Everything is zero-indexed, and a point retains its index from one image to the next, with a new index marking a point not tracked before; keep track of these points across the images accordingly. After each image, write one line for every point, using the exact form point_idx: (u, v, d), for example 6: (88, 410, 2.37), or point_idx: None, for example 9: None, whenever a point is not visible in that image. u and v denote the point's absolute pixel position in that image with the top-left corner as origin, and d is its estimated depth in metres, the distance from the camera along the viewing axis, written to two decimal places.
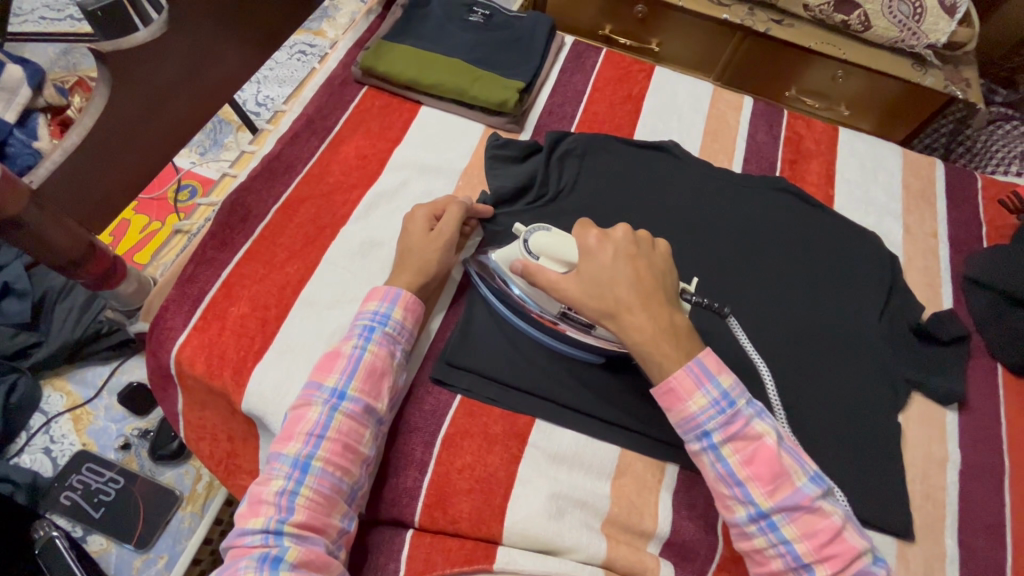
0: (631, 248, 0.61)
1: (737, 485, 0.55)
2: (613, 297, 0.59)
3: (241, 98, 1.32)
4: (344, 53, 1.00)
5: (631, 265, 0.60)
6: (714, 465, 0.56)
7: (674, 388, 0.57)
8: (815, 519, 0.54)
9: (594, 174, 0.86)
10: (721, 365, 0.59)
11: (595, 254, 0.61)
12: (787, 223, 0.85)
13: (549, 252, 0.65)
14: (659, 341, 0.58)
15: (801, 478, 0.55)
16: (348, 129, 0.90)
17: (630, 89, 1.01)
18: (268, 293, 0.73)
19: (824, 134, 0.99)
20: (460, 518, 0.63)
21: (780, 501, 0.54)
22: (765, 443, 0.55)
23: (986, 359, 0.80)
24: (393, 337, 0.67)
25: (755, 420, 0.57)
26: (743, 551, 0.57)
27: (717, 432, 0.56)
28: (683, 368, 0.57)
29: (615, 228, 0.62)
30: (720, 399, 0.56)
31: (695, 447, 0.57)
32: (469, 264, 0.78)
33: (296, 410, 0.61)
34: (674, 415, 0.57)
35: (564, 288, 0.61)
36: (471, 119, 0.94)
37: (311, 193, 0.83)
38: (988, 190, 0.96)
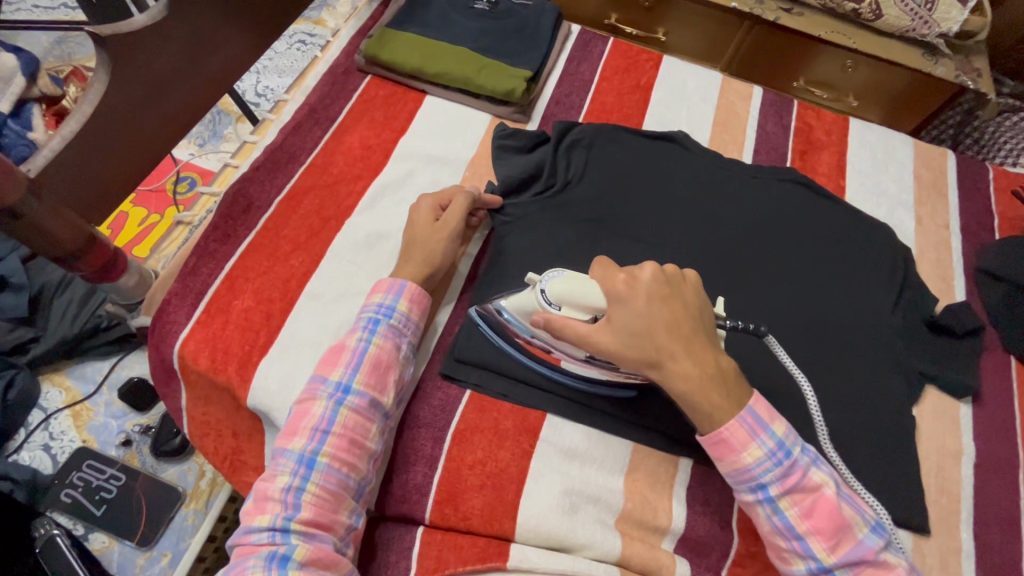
0: (663, 290, 0.56)
1: (797, 540, 0.54)
2: (655, 346, 0.55)
3: (240, 88, 1.29)
4: (347, 41, 0.98)
5: (666, 308, 0.56)
6: (771, 518, 0.56)
7: (727, 439, 0.55)
8: (879, 572, 0.54)
9: (603, 164, 0.84)
10: (774, 413, 0.57)
11: (628, 301, 0.56)
12: (799, 214, 0.84)
13: (572, 302, 0.59)
14: (707, 389, 0.55)
15: (864, 530, 0.54)
16: (352, 119, 0.88)
17: (638, 79, 0.99)
18: (272, 286, 0.72)
19: (835, 125, 0.98)
20: (471, 515, 0.62)
21: (843, 556, 0.53)
22: (825, 495, 0.54)
23: (1000, 351, 0.79)
24: (398, 329, 0.65)
25: (812, 470, 0.56)
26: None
27: (774, 485, 0.55)
28: (737, 420, 0.55)
29: (642, 268, 0.57)
30: (775, 450, 0.55)
31: (749, 499, 0.56)
32: (474, 310, 0.70)
33: (300, 405, 0.60)
34: (727, 466, 0.56)
35: (599, 340, 0.56)
36: (476, 109, 0.92)
37: (315, 184, 0.81)
38: (1000, 181, 0.95)
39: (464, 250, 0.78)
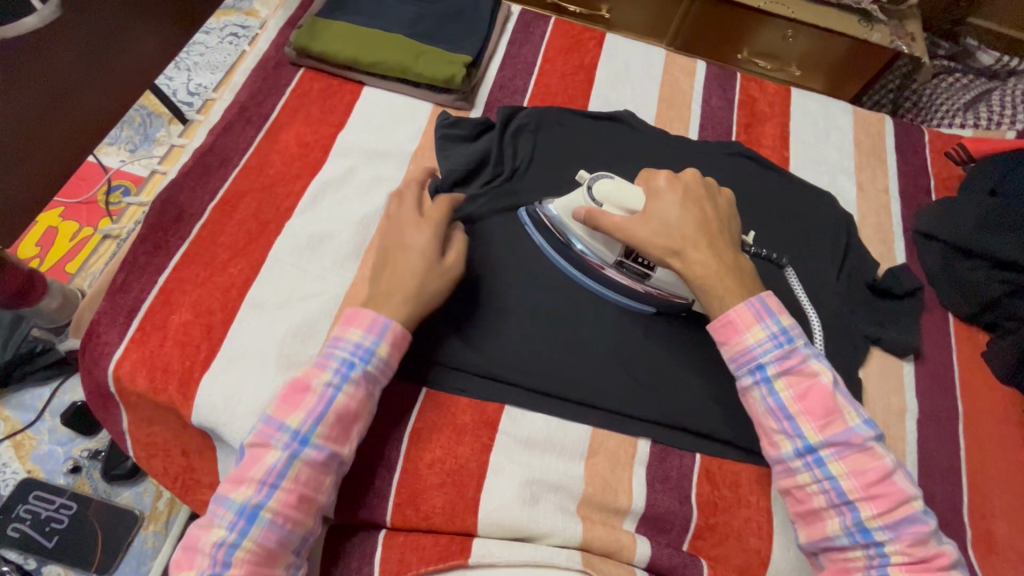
0: (698, 193, 0.65)
1: (788, 419, 0.57)
2: (681, 236, 0.61)
3: (170, 89, 1.22)
4: (275, 33, 0.93)
5: (699, 208, 0.63)
6: (765, 399, 0.58)
7: (733, 321, 0.59)
8: (865, 459, 0.55)
9: (549, 149, 0.83)
10: (781, 307, 0.60)
11: (663, 196, 0.64)
12: (744, 187, 0.85)
13: (614, 198, 0.64)
14: (722, 275, 0.61)
15: (855, 419, 0.56)
16: (286, 115, 0.84)
17: (581, 58, 0.98)
18: (210, 297, 0.69)
19: (777, 96, 0.99)
20: (433, 514, 0.62)
21: (830, 438, 0.55)
22: (821, 380, 0.57)
23: (939, 309, 0.82)
24: (373, 376, 0.59)
25: (813, 359, 0.58)
26: (785, 490, 0.58)
27: (773, 366, 0.58)
28: (744, 303, 0.60)
29: (684, 173, 0.66)
30: (778, 334, 0.58)
31: (747, 382, 0.59)
32: (523, 209, 0.77)
33: (253, 448, 0.56)
34: (730, 347, 0.60)
35: (632, 230, 0.63)
36: (417, 98, 0.89)
37: (250, 187, 0.77)
38: (935, 143, 0.98)
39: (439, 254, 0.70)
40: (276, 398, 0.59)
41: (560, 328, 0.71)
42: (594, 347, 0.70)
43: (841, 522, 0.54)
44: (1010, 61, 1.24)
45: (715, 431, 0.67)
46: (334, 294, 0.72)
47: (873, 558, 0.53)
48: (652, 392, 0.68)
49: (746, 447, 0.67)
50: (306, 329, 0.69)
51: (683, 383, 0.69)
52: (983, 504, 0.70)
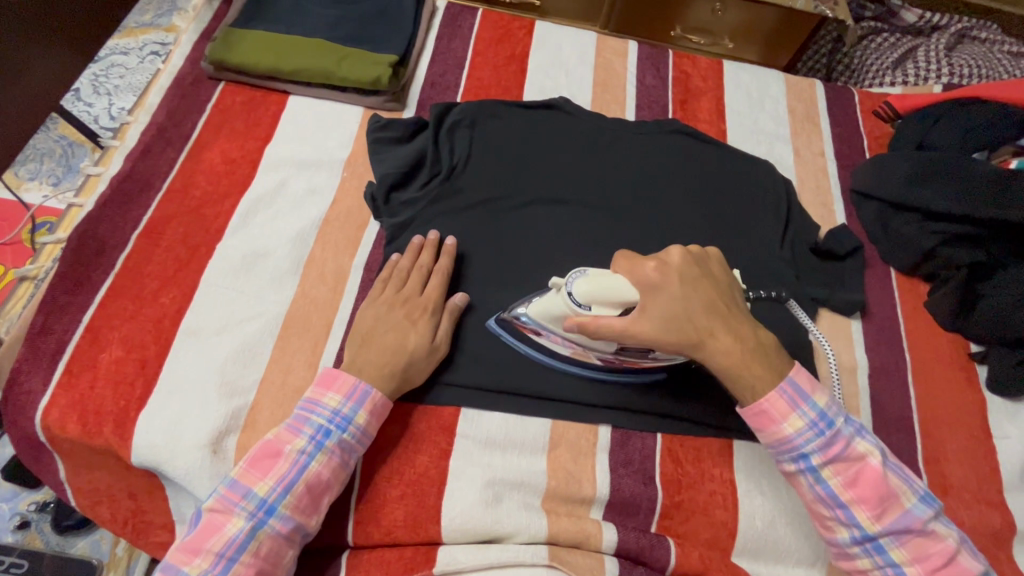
0: (692, 271, 0.60)
1: (841, 508, 0.56)
2: (696, 327, 0.58)
3: (91, 115, 1.17)
4: (190, 47, 0.89)
5: (699, 289, 0.59)
6: (813, 487, 0.57)
7: (767, 410, 0.58)
8: (927, 542, 0.56)
9: (488, 142, 0.82)
10: (814, 384, 0.59)
11: (662, 290, 0.58)
12: (685, 163, 0.85)
13: (600, 300, 0.59)
14: (745, 361, 0.58)
15: (911, 500, 0.56)
16: (208, 132, 0.81)
17: (512, 48, 0.97)
18: (142, 331, 0.66)
19: (709, 70, 1.00)
20: (396, 528, 0.60)
21: (888, 525, 0.56)
22: (870, 465, 0.56)
23: (880, 266, 0.84)
24: (348, 443, 0.59)
25: (856, 441, 0.57)
26: (845, 569, 0.59)
27: (817, 456, 0.57)
28: (776, 391, 0.57)
29: (668, 253, 0.60)
30: (818, 421, 0.57)
31: (791, 469, 0.58)
32: (492, 319, 0.69)
33: (211, 514, 0.54)
34: (768, 437, 0.58)
35: (638, 333, 0.57)
36: (345, 103, 0.86)
37: (176, 211, 0.74)
38: (865, 104, 1.00)
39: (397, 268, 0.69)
40: (241, 460, 0.57)
41: None
42: None
43: None
44: (931, 18, 1.29)
45: (672, 410, 0.67)
46: (274, 313, 0.69)
47: None
48: (608, 378, 0.68)
49: (706, 421, 0.67)
50: (246, 353, 0.66)
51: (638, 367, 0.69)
52: (937, 450, 0.72)
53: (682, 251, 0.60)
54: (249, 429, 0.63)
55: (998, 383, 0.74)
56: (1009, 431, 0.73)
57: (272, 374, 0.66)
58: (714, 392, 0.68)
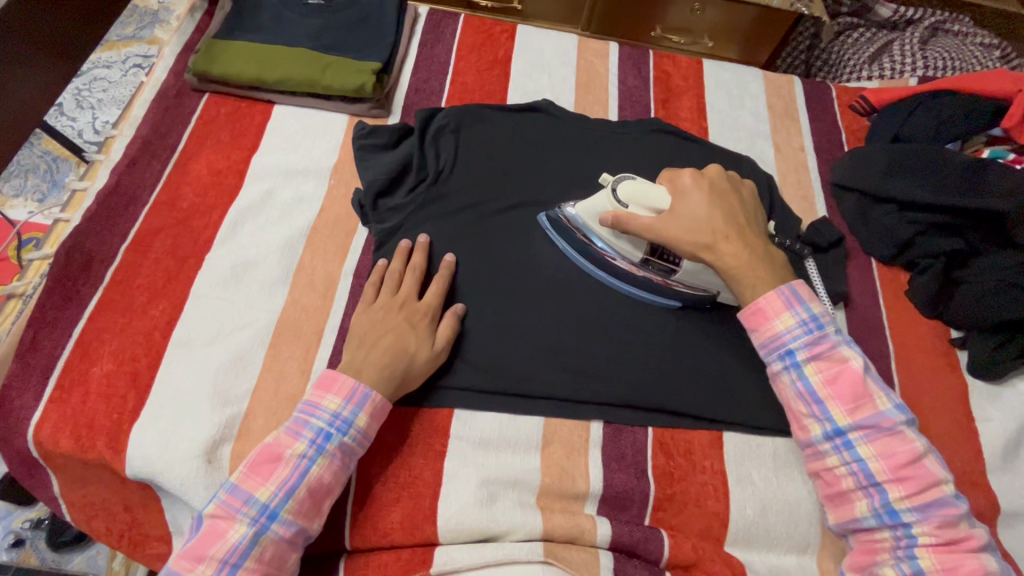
0: (722, 187, 0.69)
1: (817, 403, 0.60)
2: (712, 230, 0.66)
3: (75, 129, 1.17)
4: (173, 59, 0.90)
5: (725, 201, 0.68)
6: (795, 382, 0.61)
7: (763, 308, 0.63)
8: (895, 442, 0.57)
9: (473, 146, 0.83)
10: (812, 295, 0.64)
11: (690, 193, 0.68)
12: (668, 161, 0.86)
13: (638, 200, 0.68)
14: (753, 266, 0.65)
15: (885, 403, 0.59)
16: (194, 144, 0.81)
17: (495, 53, 0.98)
18: (132, 344, 0.66)
19: (690, 69, 1.01)
20: (392, 530, 0.61)
21: (859, 420, 0.58)
22: (850, 365, 0.60)
23: (861, 256, 0.86)
24: (350, 446, 0.59)
25: (841, 345, 0.61)
26: (814, 471, 0.61)
27: (802, 351, 0.61)
28: (773, 292, 0.63)
29: (707, 170, 0.70)
30: (807, 321, 0.62)
31: (778, 367, 0.63)
32: (544, 215, 0.77)
33: (213, 520, 0.54)
34: (760, 333, 0.64)
35: (661, 229, 0.67)
36: (330, 111, 0.87)
37: (164, 223, 0.75)
38: (843, 98, 1.02)
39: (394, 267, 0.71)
40: (241, 465, 0.57)
41: (502, 324, 0.71)
42: (536, 339, 0.70)
43: (869, 504, 0.57)
44: (907, 11, 1.31)
45: (662, 403, 0.68)
46: (265, 322, 0.69)
47: (900, 540, 0.56)
48: (599, 374, 0.69)
49: (696, 415, 0.68)
50: (238, 362, 0.66)
51: (627, 362, 0.70)
52: (922, 434, 0.73)
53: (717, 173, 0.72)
54: (243, 438, 0.63)
55: (979, 367, 0.76)
56: (991, 413, 0.75)
57: (265, 381, 0.66)
58: (703, 384, 0.69)
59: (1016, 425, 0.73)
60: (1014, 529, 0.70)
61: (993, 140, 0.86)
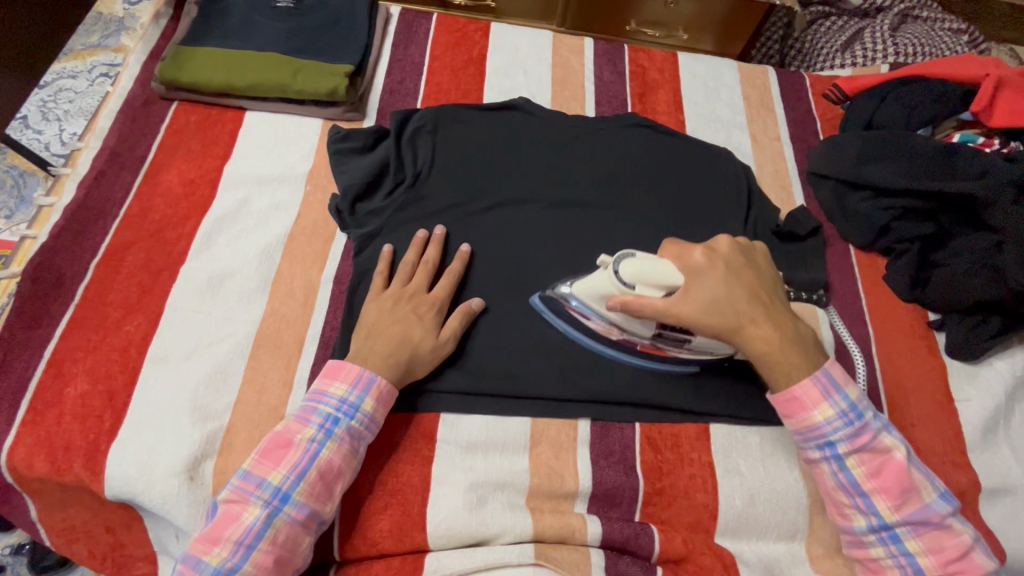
0: (737, 261, 0.63)
1: (862, 496, 0.59)
2: (737, 312, 0.61)
3: (41, 142, 1.13)
4: (139, 67, 0.87)
5: (742, 277, 0.63)
6: (836, 475, 0.60)
7: (799, 397, 0.60)
8: (944, 536, 0.58)
9: (450, 147, 0.82)
10: (846, 379, 0.62)
11: (706, 275, 0.61)
12: (647, 156, 0.86)
13: (646, 281, 0.61)
14: (785, 349, 0.61)
15: (931, 495, 0.59)
16: (164, 154, 0.80)
17: (469, 51, 0.97)
18: (107, 361, 0.64)
19: (665, 62, 1.01)
20: (382, 539, 0.61)
21: (906, 515, 0.58)
22: (894, 457, 0.59)
23: (840, 244, 0.87)
24: (358, 431, 0.60)
25: (883, 435, 0.60)
26: (855, 557, 0.62)
27: (843, 444, 0.60)
28: (810, 379, 0.60)
29: (717, 242, 0.64)
30: (848, 412, 0.60)
31: (816, 457, 0.61)
32: (537, 296, 0.71)
33: (228, 504, 0.55)
34: (798, 422, 0.61)
35: (681, 313, 0.60)
36: (304, 116, 0.86)
37: (135, 236, 0.73)
38: (816, 87, 1.03)
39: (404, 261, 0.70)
40: (254, 452, 0.58)
41: (486, 326, 0.70)
42: (521, 340, 0.70)
43: None
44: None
45: (649, 399, 0.68)
46: (244, 334, 0.68)
47: None
48: (585, 372, 0.69)
49: (683, 408, 0.68)
50: (218, 376, 0.65)
51: (612, 360, 0.69)
52: (904, 417, 0.75)
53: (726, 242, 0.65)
54: (225, 454, 0.62)
55: (956, 349, 0.77)
56: (969, 393, 0.76)
57: (246, 394, 0.65)
58: (688, 379, 0.70)
59: (994, 404, 0.75)
60: (995, 506, 0.71)
61: (964, 125, 0.86)
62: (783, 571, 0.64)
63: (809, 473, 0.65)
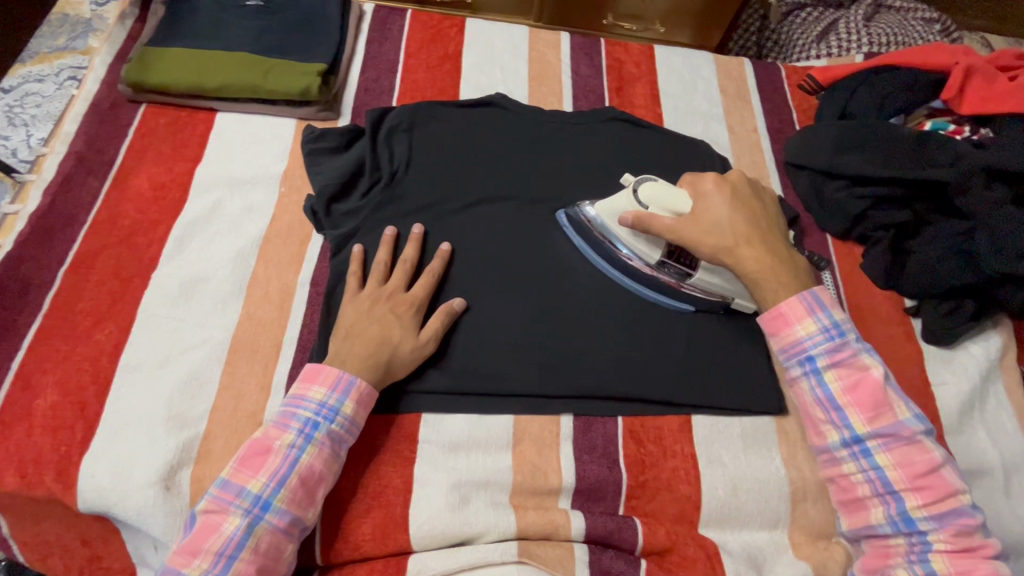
0: (742, 192, 0.71)
1: (835, 409, 0.61)
2: (734, 234, 0.67)
3: (6, 148, 1.10)
4: (105, 70, 0.86)
5: (745, 205, 0.70)
6: (814, 389, 0.63)
7: (784, 313, 0.64)
8: (914, 452, 0.59)
9: (427, 145, 0.81)
10: (833, 303, 0.65)
11: (712, 200, 0.69)
12: (625, 149, 0.86)
13: (658, 202, 0.69)
14: (773, 268, 0.66)
15: (904, 413, 0.60)
16: (133, 158, 0.78)
17: (444, 48, 0.96)
18: (76, 371, 0.63)
19: (642, 56, 1.01)
20: (364, 542, 0.60)
21: (878, 428, 0.60)
22: (871, 374, 0.61)
23: (817, 233, 0.88)
24: (339, 434, 0.59)
25: (863, 354, 0.62)
26: (828, 478, 0.63)
27: (822, 358, 0.62)
28: (795, 296, 0.65)
29: (727, 176, 0.72)
30: (829, 328, 0.63)
31: (797, 372, 0.64)
32: (562, 211, 0.78)
33: (207, 515, 0.54)
34: (781, 338, 0.65)
35: (683, 230, 0.67)
36: (276, 116, 0.84)
37: (104, 243, 0.71)
38: (792, 78, 1.03)
39: (380, 261, 0.70)
40: (231, 461, 0.57)
41: (466, 324, 0.70)
42: (502, 336, 0.69)
43: (884, 511, 0.59)
44: None
45: (630, 393, 0.68)
46: (220, 339, 0.67)
47: (914, 544, 0.57)
48: (566, 368, 0.69)
49: (664, 400, 0.69)
50: (194, 383, 0.64)
51: (596, 344, 0.70)
52: None
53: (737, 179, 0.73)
54: (202, 461, 0.61)
55: (932, 334, 0.78)
56: (945, 376, 0.77)
57: (223, 401, 0.64)
58: (669, 371, 0.70)
59: (969, 386, 0.76)
60: (973, 487, 0.72)
61: (934, 113, 0.88)
62: (766, 560, 0.64)
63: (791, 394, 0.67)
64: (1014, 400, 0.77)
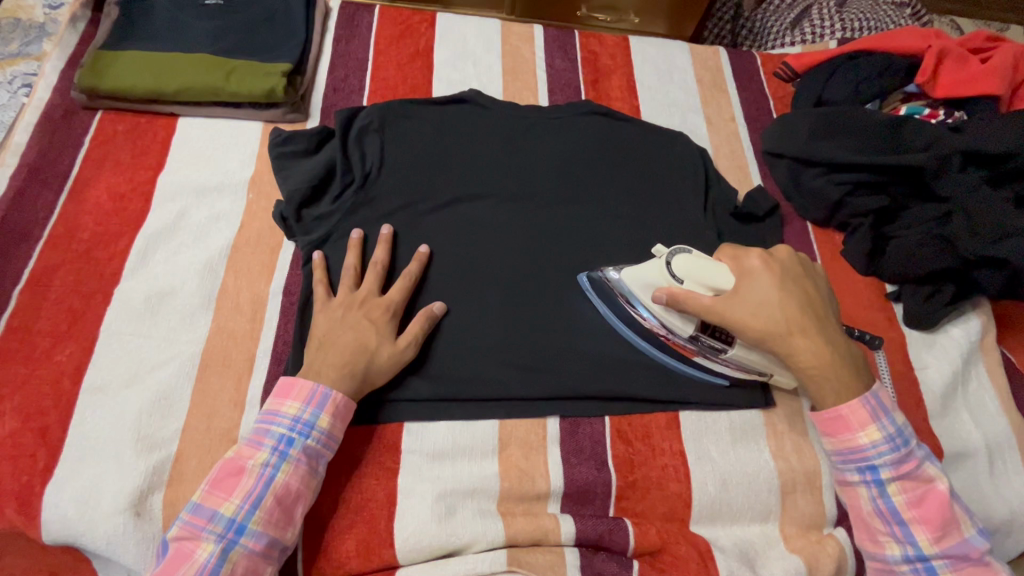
0: (792, 270, 0.64)
1: (899, 524, 0.59)
2: (785, 322, 0.61)
3: None
4: (57, 75, 0.81)
5: (796, 286, 0.63)
6: (874, 500, 0.60)
7: (845, 416, 0.60)
8: (980, 571, 0.57)
9: (400, 145, 0.79)
10: (892, 404, 0.61)
11: (761, 280, 0.62)
12: (603, 144, 0.84)
13: (695, 277, 0.63)
14: (831, 367, 0.60)
15: (969, 530, 0.58)
16: (90, 169, 0.75)
17: (415, 44, 0.93)
18: (36, 396, 0.60)
19: (617, 47, 1.00)
20: (348, 559, 0.58)
21: (945, 548, 0.57)
22: (937, 488, 0.58)
23: (797, 222, 0.87)
24: (316, 450, 0.57)
25: (926, 463, 0.60)
26: None
27: (886, 470, 0.59)
28: (857, 399, 0.60)
29: (776, 249, 0.65)
30: (894, 436, 0.59)
31: (854, 479, 0.61)
32: (584, 275, 0.72)
33: (179, 542, 0.52)
34: (840, 442, 0.60)
35: (725, 313, 0.61)
36: (241, 119, 0.81)
37: (61, 259, 0.68)
38: (767, 65, 1.03)
39: (354, 266, 0.68)
40: (204, 483, 0.55)
41: (448, 330, 0.68)
42: (484, 340, 0.68)
43: None
44: None
45: (616, 392, 0.67)
46: (188, 356, 0.64)
47: None
48: (550, 369, 0.67)
49: (650, 398, 0.67)
50: (162, 403, 0.61)
51: (581, 345, 0.69)
52: None
53: (784, 254, 0.66)
54: (175, 484, 0.58)
55: (916, 318, 0.78)
56: (927, 360, 0.78)
57: (194, 420, 0.61)
58: (655, 368, 0.69)
59: (951, 370, 0.76)
60: (959, 469, 0.72)
61: (909, 97, 0.89)
62: (758, 554, 0.64)
63: (840, 493, 0.64)
64: (996, 381, 0.77)
